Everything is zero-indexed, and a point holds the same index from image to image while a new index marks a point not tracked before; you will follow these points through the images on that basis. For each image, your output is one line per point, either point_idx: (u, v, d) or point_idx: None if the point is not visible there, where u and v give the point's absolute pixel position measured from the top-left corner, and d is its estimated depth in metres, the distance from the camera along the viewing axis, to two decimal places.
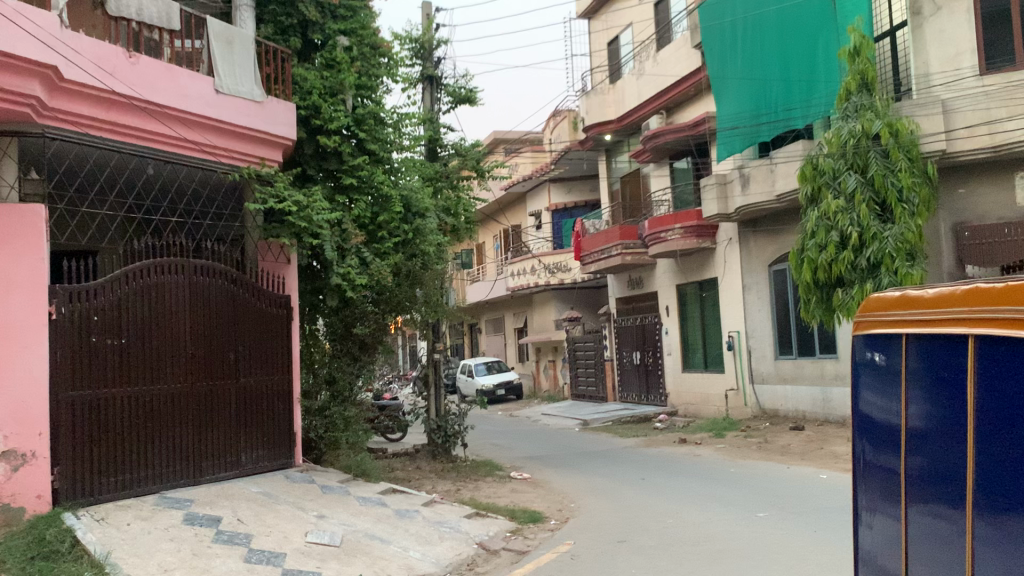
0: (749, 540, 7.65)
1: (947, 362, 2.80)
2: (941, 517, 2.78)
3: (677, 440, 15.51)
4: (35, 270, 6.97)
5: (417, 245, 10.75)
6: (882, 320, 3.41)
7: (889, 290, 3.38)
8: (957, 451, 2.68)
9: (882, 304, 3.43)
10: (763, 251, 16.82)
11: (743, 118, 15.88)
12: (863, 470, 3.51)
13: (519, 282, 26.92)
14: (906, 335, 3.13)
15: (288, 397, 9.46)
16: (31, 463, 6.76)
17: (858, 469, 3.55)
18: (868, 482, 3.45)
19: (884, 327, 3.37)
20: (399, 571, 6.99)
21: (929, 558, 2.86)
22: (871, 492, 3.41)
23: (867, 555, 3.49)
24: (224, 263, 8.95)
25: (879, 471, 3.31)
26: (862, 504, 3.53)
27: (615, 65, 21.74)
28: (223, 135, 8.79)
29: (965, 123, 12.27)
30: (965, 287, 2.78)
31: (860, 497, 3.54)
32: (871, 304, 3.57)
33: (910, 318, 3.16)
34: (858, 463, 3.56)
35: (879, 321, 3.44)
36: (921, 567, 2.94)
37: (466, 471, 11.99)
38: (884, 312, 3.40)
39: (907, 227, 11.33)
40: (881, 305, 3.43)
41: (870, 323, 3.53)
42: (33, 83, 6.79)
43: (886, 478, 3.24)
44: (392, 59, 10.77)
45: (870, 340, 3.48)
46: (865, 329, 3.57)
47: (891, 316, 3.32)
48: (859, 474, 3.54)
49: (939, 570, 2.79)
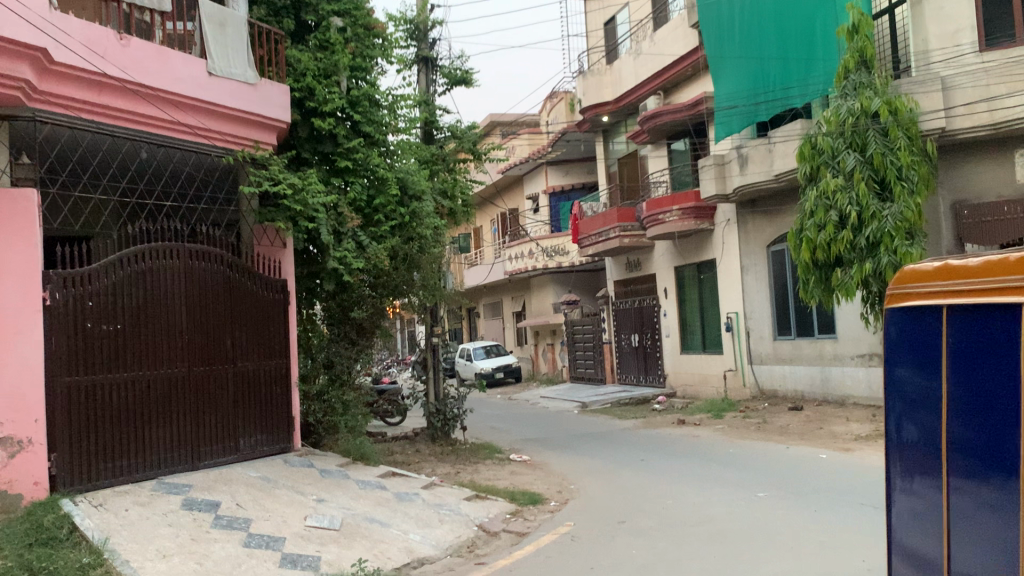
0: (749, 521, 7.64)
1: (997, 331, 2.77)
2: (994, 486, 2.72)
3: (675, 421, 15.51)
4: (29, 256, 6.91)
5: (413, 228, 10.60)
6: (917, 293, 3.38)
7: (929, 261, 3.34)
8: (1013, 416, 2.64)
9: (919, 275, 3.38)
10: (762, 231, 16.76)
11: (741, 97, 15.86)
12: (898, 447, 3.42)
13: (516, 265, 26.89)
14: (946, 307, 3.11)
15: (286, 382, 9.44)
16: (28, 449, 6.73)
17: (892, 447, 3.48)
18: (903, 458, 3.36)
19: (921, 299, 3.34)
20: (399, 554, 6.97)
21: (979, 530, 2.79)
22: (906, 467, 3.33)
23: (899, 537, 3.41)
24: (220, 248, 8.89)
25: (917, 445, 3.23)
26: (895, 483, 3.45)
27: (612, 45, 21.59)
28: (215, 117, 8.70)
29: (965, 100, 12.20)
30: (1017, 255, 2.77)
31: (894, 477, 3.45)
32: (903, 276, 3.54)
33: (952, 291, 3.11)
34: (892, 441, 3.48)
35: (915, 293, 3.40)
36: (966, 540, 2.86)
37: (466, 454, 11.98)
38: (921, 284, 3.35)
39: (906, 206, 11.22)
40: (918, 277, 3.39)
41: (905, 296, 3.48)
42: (22, 65, 6.69)
43: (925, 451, 3.16)
44: (387, 40, 10.68)
45: (905, 317, 3.42)
46: (898, 302, 3.53)
47: (929, 288, 3.28)
48: (894, 451, 3.45)
49: (992, 540, 2.72)
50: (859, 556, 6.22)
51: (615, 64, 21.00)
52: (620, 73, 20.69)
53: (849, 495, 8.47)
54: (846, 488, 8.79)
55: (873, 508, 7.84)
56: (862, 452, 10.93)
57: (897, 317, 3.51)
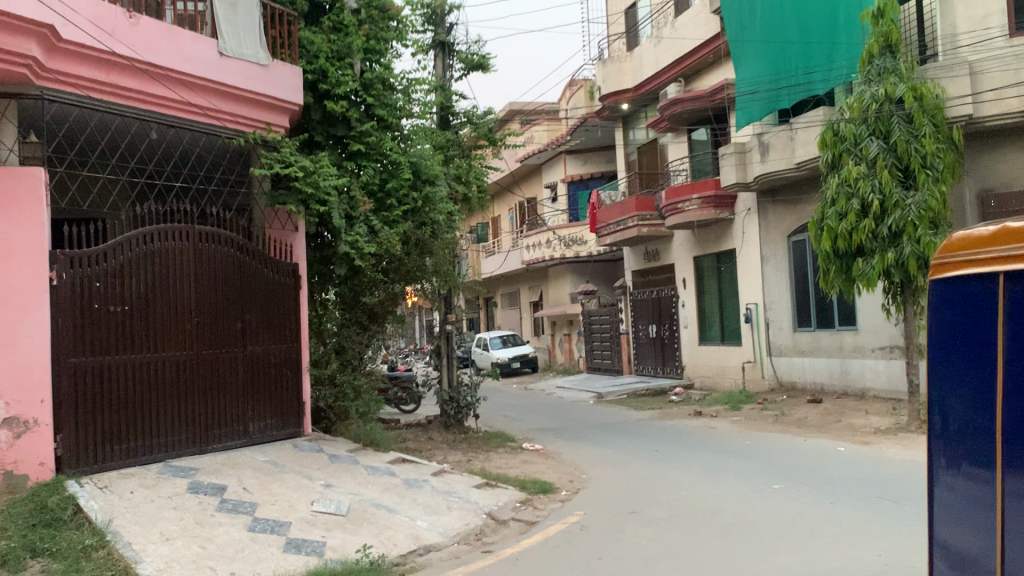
0: (764, 513, 7.48)
1: None
2: None
3: (692, 413, 15.33)
4: (35, 235, 6.85)
5: (426, 213, 10.48)
6: (969, 260, 3.12)
7: (980, 227, 3.10)
8: None
9: (970, 242, 3.12)
10: (783, 220, 16.48)
11: (762, 82, 15.62)
12: (942, 438, 3.21)
13: (534, 255, 26.74)
14: (1002, 275, 2.91)
15: (297, 367, 9.36)
16: (33, 430, 6.69)
17: (935, 439, 3.26)
18: (949, 451, 3.15)
19: (973, 267, 3.09)
20: (406, 540, 6.87)
21: None
22: (952, 461, 3.12)
23: (940, 533, 3.21)
24: (231, 231, 8.82)
25: (967, 438, 3.02)
26: (937, 477, 3.24)
27: (633, 31, 21.29)
28: (227, 98, 8.61)
29: (992, 85, 11.90)
30: None
31: (938, 471, 3.23)
32: (950, 244, 3.27)
33: (1011, 255, 2.90)
34: (935, 432, 3.26)
35: (965, 261, 3.14)
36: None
37: (478, 442, 11.87)
38: (973, 252, 3.10)
39: (930, 194, 10.96)
40: (968, 244, 3.14)
41: (954, 265, 3.22)
42: (30, 43, 6.62)
43: (978, 445, 2.95)
44: (402, 23, 10.52)
45: (947, 291, 3.23)
46: (946, 273, 3.26)
47: (984, 254, 3.03)
48: (937, 444, 3.24)
49: None
50: (876, 550, 6.05)
51: (636, 50, 20.73)
52: (641, 60, 20.44)
53: (868, 488, 8.27)
54: (861, 482, 8.62)
55: (892, 502, 7.64)
56: (881, 445, 10.72)
57: (937, 286, 3.31)
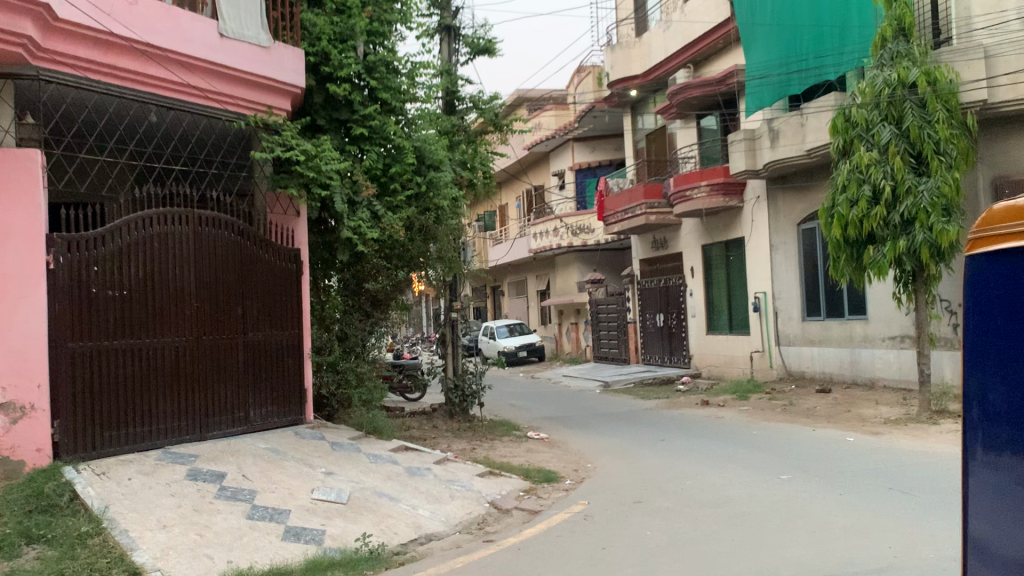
0: (771, 503, 7.34)
1: None
2: None
3: (699, 402, 15.19)
4: (32, 217, 6.74)
5: (430, 199, 10.35)
6: (1014, 231, 2.69)
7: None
8: None
9: (1015, 212, 2.70)
10: (792, 208, 16.28)
11: (773, 66, 15.38)
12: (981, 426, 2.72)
13: (542, 243, 26.59)
14: None
15: (299, 353, 9.27)
16: (31, 416, 6.60)
17: (971, 427, 2.78)
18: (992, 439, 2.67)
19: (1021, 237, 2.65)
20: (407, 529, 6.77)
21: None
22: (1000, 450, 2.63)
23: (977, 536, 2.73)
24: (232, 215, 8.70)
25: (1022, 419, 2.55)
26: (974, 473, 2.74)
27: (641, 16, 21.05)
28: (227, 80, 8.50)
29: (1008, 69, 11.67)
30: None
31: (975, 464, 2.74)
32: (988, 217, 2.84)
33: None
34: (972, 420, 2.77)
35: (1008, 233, 2.71)
36: None
37: (483, 431, 11.77)
38: (1017, 223, 2.68)
39: (943, 181, 10.78)
40: (1012, 215, 2.72)
41: (993, 239, 2.77)
42: (25, 22, 6.48)
43: None
44: (407, 5, 10.35)
45: (984, 264, 2.79)
46: (982, 249, 2.82)
47: None
48: (974, 433, 2.75)
49: None
50: (887, 543, 5.89)
51: (644, 36, 20.49)
52: (650, 46, 20.22)
53: (880, 479, 8.13)
54: (872, 472, 8.47)
55: (903, 493, 7.50)
56: (891, 436, 10.57)
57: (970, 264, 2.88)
